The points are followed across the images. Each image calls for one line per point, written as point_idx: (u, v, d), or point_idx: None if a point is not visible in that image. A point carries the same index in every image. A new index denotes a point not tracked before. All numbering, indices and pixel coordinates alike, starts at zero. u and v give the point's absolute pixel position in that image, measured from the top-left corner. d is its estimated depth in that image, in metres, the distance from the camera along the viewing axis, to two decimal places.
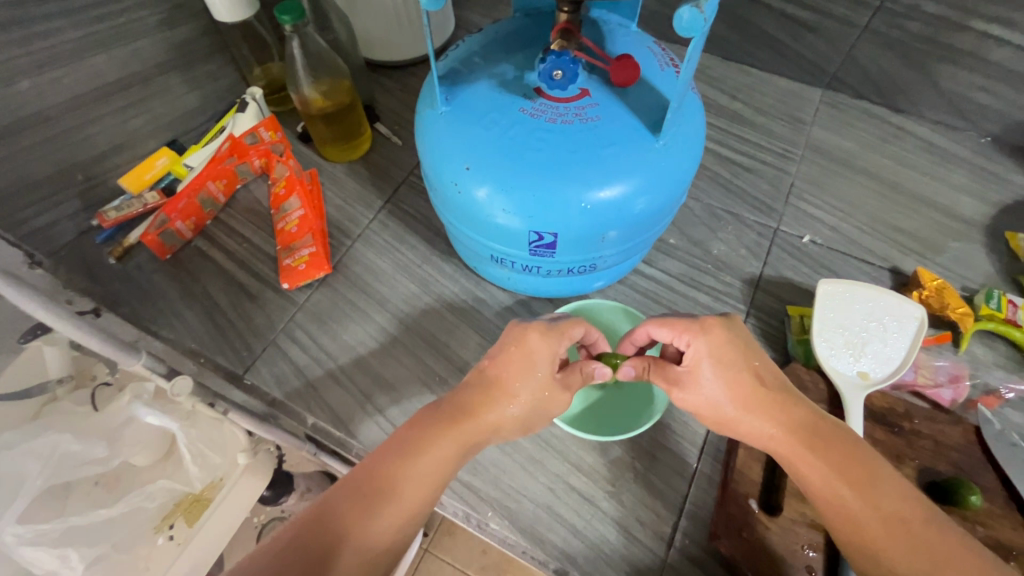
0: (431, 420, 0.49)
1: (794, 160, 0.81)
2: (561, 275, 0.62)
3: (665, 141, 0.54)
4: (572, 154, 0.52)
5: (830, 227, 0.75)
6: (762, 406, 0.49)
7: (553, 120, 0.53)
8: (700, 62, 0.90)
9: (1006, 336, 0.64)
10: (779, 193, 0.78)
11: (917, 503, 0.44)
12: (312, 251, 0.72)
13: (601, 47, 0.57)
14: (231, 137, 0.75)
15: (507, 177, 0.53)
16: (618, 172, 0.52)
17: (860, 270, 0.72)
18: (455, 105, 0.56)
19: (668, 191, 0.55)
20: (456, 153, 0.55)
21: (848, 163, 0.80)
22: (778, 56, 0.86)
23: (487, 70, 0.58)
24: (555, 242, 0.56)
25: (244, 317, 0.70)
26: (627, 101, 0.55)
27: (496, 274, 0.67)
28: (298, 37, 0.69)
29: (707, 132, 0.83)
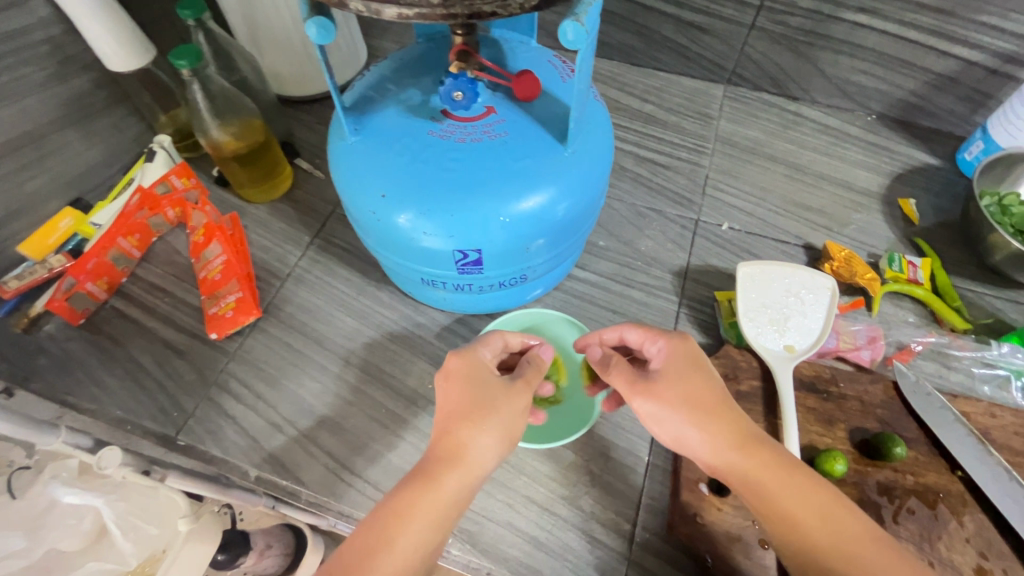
0: (406, 486, 0.43)
1: (707, 153, 0.85)
2: (494, 289, 0.62)
3: (573, 149, 0.55)
4: (484, 172, 0.53)
5: (746, 213, 0.79)
6: (712, 413, 0.45)
7: (461, 140, 0.54)
8: (609, 69, 0.94)
9: (912, 294, 0.70)
10: (699, 186, 0.82)
11: (863, 521, 0.40)
12: (238, 297, 0.69)
13: (502, 65, 0.59)
14: (139, 189, 0.71)
15: (425, 201, 0.53)
16: (533, 182, 0.53)
17: (777, 250, 0.76)
18: (364, 133, 0.56)
19: (584, 196, 0.56)
20: (371, 182, 0.54)
21: (755, 151, 0.85)
22: (680, 58, 0.91)
23: (395, 97, 0.58)
24: (481, 259, 0.56)
25: (172, 375, 0.67)
26: (533, 115, 0.56)
27: (431, 297, 0.67)
28: (197, 80, 0.67)
29: (624, 136, 0.86)
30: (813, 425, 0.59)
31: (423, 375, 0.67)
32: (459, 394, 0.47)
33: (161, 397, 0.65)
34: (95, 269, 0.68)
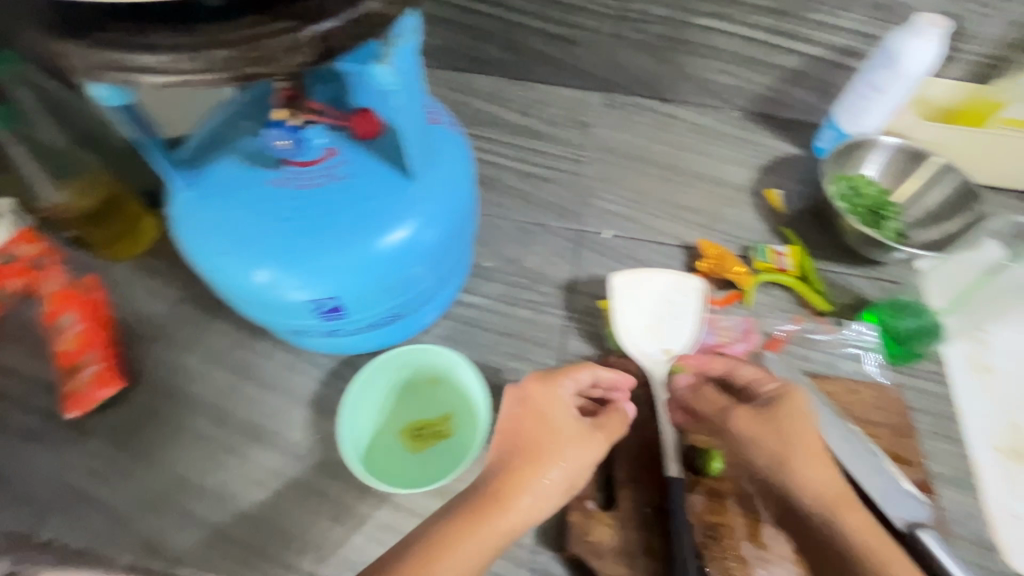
0: (457, 525, 0.47)
1: (586, 164, 0.87)
2: (367, 329, 0.64)
3: (416, 179, 0.56)
4: (326, 218, 0.54)
5: (626, 218, 0.82)
6: (584, 444, 0.54)
7: (301, 188, 0.55)
8: (489, 83, 0.93)
9: (779, 282, 0.76)
10: (579, 200, 0.83)
11: (842, 482, 0.52)
12: (97, 370, 0.69)
13: (342, 102, 0.59)
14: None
15: (274, 254, 0.54)
16: (378, 220, 0.54)
17: (658, 259, 0.79)
18: (200, 188, 0.56)
19: (438, 224, 0.57)
20: (213, 241, 0.55)
21: (637, 155, 0.87)
22: (557, 70, 0.90)
23: (227, 145, 0.57)
24: (339, 304, 0.58)
25: (30, 467, 0.67)
26: (373, 151, 0.57)
27: (313, 342, 0.68)
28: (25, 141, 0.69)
29: (507, 153, 0.87)
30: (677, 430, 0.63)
31: (303, 427, 0.70)
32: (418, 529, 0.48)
33: (49, 492, 0.66)
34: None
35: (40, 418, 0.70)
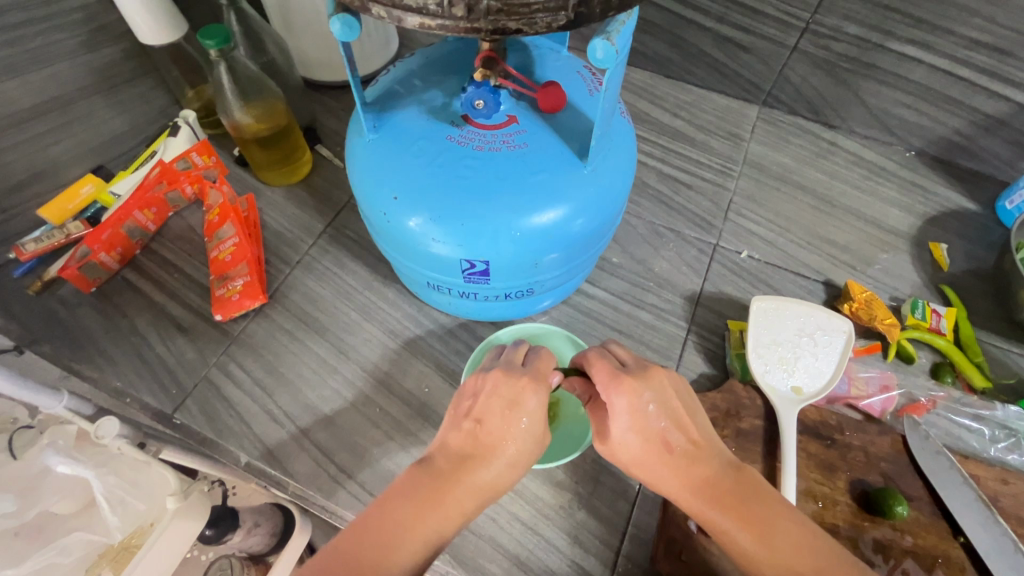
0: (482, 439, 0.43)
1: (903, 217, 0.72)
2: (498, 301, 0.56)
3: (594, 166, 0.49)
4: (500, 182, 0.47)
5: (969, 284, 0.66)
6: (665, 477, 0.43)
7: (480, 148, 0.48)
8: (811, 82, 0.76)
9: None
10: (884, 249, 0.69)
11: (796, 518, 0.40)
12: (246, 280, 0.62)
13: (529, 73, 0.51)
14: (159, 162, 0.65)
15: (437, 205, 0.47)
16: (552, 197, 0.48)
17: (1001, 337, 0.62)
18: (384, 132, 0.50)
19: (607, 209, 0.50)
20: (383, 181, 0.49)
21: (978, 219, 0.72)
22: (933, 66, 0.68)
23: (418, 95, 0.51)
24: (489, 270, 0.51)
25: (265, 397, 0.58)
26: (558, 128, 0.49)
27: (438, 301, 0.60)
28: (225, 62, 0.61)
29: (809, 182, 0.75)
30: None
31: (579, 429, 0.53)
32: (528, 396, 0.43)
33: (269, 414, 0.57)
34: (225, 263, 0.64)
35: (269, 333, 0.62)
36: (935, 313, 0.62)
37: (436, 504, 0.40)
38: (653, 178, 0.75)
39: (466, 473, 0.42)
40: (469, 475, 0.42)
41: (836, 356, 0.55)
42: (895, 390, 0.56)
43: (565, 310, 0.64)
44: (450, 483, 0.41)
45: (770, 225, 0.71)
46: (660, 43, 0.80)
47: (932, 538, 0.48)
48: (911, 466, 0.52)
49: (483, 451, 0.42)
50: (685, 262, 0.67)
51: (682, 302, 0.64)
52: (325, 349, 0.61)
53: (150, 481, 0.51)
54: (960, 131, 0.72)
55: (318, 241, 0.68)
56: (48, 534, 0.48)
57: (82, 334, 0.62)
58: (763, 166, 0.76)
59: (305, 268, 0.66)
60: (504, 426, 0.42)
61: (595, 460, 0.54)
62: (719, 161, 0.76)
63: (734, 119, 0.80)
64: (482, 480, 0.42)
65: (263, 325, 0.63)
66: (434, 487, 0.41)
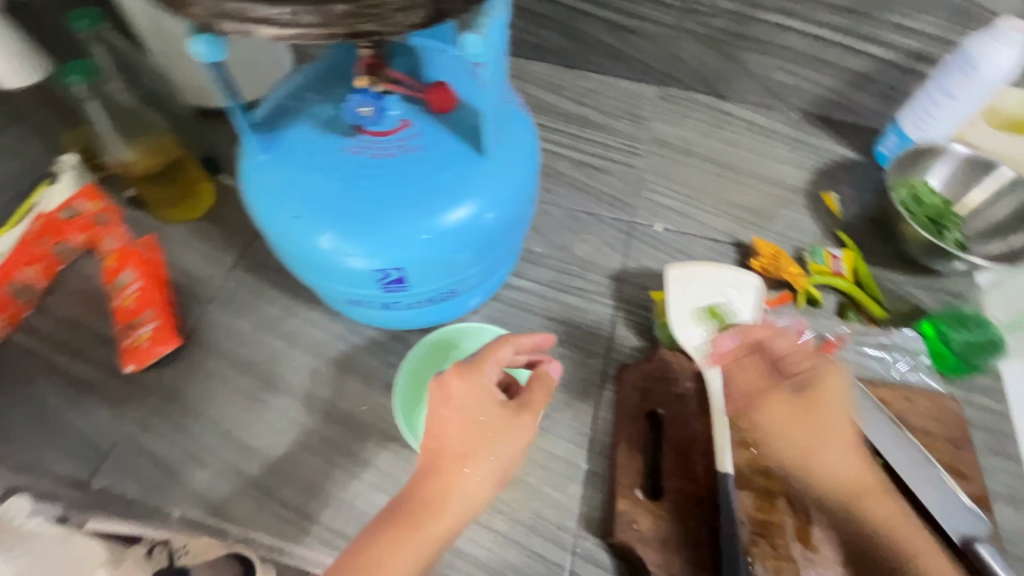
0: (454, 451, 0.42)
1: (798, 173, 0.77)
2: (423, 306, 0.56)
3: (493, 160, 0.49)
4: (401, 187, 0.47)
5: (859, 227, 0.72)
6: (817, 451, 0.47)
7: (376, 156, 0.47)
8: (697, 56, 0.79)
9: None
10: (784, 205, 0.74)
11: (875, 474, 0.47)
12: (154, 325, 0.59)
13: (416, 74, 0.51)
14: (40, 215, 0.60)
15: (343, 219, 0.47)
16: (454, 196, 0.48)
17: (891, 271, 0.68)
18: (275, 151, 0.49)
19: (511, 204, 0.51)
20: (282, 202, 0.48)
21: (861, 167, 0.78)
22: (799, 32, 0.72)
23: (306, 109, 0.50)
24: (406, 276, 0.50)
25: (191, 445, 0.55)
26: (452, 127, 0.49)
27: (363, 315, 0.59)
28: (97, 99, 0.58)
29: (710, 152, 0.79)
30: (957, 469, 0.53)
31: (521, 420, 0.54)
32: (458, 394, 0.43)
33: (199, 462, 0.54)
34: (129, 310, 0.60)
35: (190, 376, 0.59)
36: (834, 257, 0.66)
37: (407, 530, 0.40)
38: (566, 165, 0.76)
39: (445, 489, 0.41)
40: (447, 488, 0.41)
41: (751, 308, 0.58)
42: (807, 333, 0.61)
43: (496, 305, 0.65)
44: (427, 507, 0.41)
45: (680, 197, 0.74)
46: (555, 35, 0.82)
47: None
48: None
49: (443, 462, 0.42)
50: (605, 242, 0.69)
51: (606, 281, 0.66)
52: (253, 384, 0.59)
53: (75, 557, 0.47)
54: (835, 88, 0.78)
55: (232, 274, 0.65)
56: None
57: None
58: (666, 142, 0.79)
59: (220, 304, 0.63)
60: (467, 441, 0.42)
61: (541, 449, 0.55)
62: (626, 142, 0.79)
63: (635, 100, 0.83)
64: (458, 501, 0.41)
65: (182, 370, 0.59)
66: (410, 513, 0.40)
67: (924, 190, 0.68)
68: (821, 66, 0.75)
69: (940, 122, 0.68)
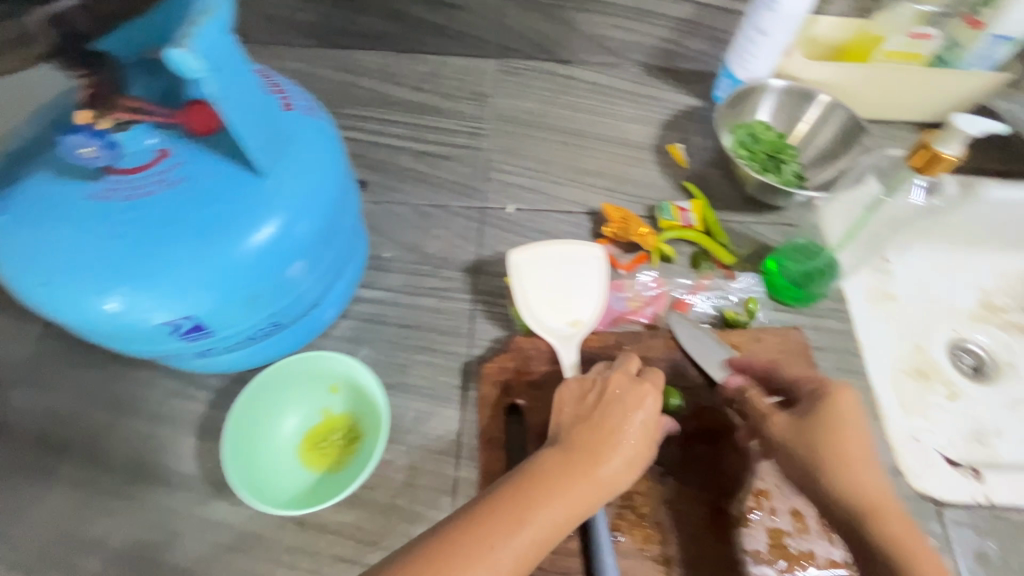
0: (563, 460, 0.42)
1: (644, 129, 0.77)
2: (248, 345, 0.51)
3: (275, 177, 0.44)
4: (168, 226, 0.42)
5: (705, 174, 0.73)
6: (855, 467, 0.40)
7: (131, 196, 0.42)
8: (526, 23, 0.77)
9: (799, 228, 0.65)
10: (633, 164, 0.74)
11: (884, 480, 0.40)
12: None
13: (170, 94, 0.45)
14: None
15: (111, 275, 0.41)
16: (233, 225, 0.43)
17: (738, 212, 0.69)
18: (12, 212, 0.42)
19: (308, 222, 0.46)
20: (32, 269, 0.41)
21: (703, 113, 0.79)
22: None
23: (43, 155, 0.43)
24: (205, 322, 0.45)
25: (13, 549, 0.49)
26: (220, 148, 0.44)
27: (189, 367, 0.53)
28: None
29: (556, 121, 0.77)
30: None
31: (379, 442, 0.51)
32: (634, 405, 0.45)
33: (24, 568, 0.48)
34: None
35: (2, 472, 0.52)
36: (682, 210, 0.66)
37: (520, 521, 0.38)
38: (409, 159, 0.72)
39: (587, 472, 0.41)
40: (579, 477, 0.41)
41: (598, 278, 0.58)
42: (663, 291, 0.62)
43: (348, 322, 0.61)
44: (554, 487, 0.40)
45: (530, 172, 0.72)
46: (376, 21, 0.76)
47: (710, 415, 0.53)
48: (683, 355, 0.56)
49: (578, 460, 0.42)
50: (457, 235, 0.66)
51: (461, 276, 0.63)
52: (79, 466, 0.53)
53: None
54: (664, 38, 0.77)
55: (39, 345, 0.58)
56: None
57: None
58: (512, 117, 0.77)
59: (29, 383, 0.56)
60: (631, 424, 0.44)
61: (407, 466, 0.53)
62: (469, 124, 0.76)
63: (475, 78, 0.80)
64: (553, 514, 0.39)
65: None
66: (555, 484, 0.40)
67: (760, 127, 0.70)
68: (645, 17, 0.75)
69: (759, 59, 0.68)
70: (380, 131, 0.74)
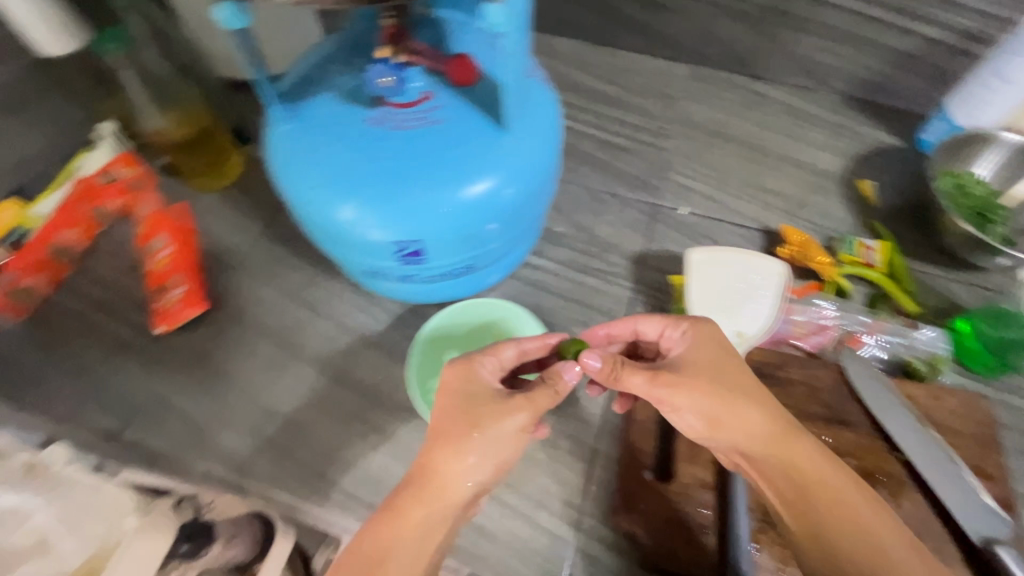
0: (433, 458, 0.39)
1: (833, 159, 0.74)
2: (440, 280, 0.56)
3: (514, 134, 0.49)
4: (422, 159, 0.47)
5: (896, 218, 0.69)
6: (789, 454, 0.41)
7: (398, 128, 0.47)
8: (733, 33, 0.76)
9: (867, 279, 0.63)
10: (816, 191, 0.71)
11: (818, 463, 0.40)
12: (185, 290, 0.61)
13: (441, 45, 0.51)
14: (80, 179, 0.63)
15: (364, 191, 0.47)
16: (474, 168, 0.48)
17: (927, 264, 0.65)
18: (300, 122, 0.49)
19: (529, 181, 0.50)
20: (306, 172, 0.48)
21: (902, 155, 0.74)
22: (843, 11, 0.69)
23: (331, 80, 0.50)
24: (424, 250, 0.50)
25: (218, 404, 0.58)
26: (475, 99, 0.49)
27: (382, 288, 0.60)
28: (132, 66, 0.59)
29: (741, 135, 0.76)
30: (982, 470, 0.51)
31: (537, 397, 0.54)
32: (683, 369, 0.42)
33: (224, 423, 0.57)
34: (160, 273, 0.62)
35: (216, 340, 0.61)
36: (867, 248, 0.64)
37: (399, 520, 0.38)
38: (591, 145, 0.75)
39: (422, 485, 0.39)
40: (438, 483, 0.38)
41: (774, 296, 0.57)
42: (833, 324, 0.59)
43: (514, 283, 0.65)
44: (413, 495, 0.38)
45: (707, 179, 0.72)
46: (585, 11, 0.80)
47: (872, 458, 0.51)
48: (849, 393, 0.54)
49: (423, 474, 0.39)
50: (627, 225, 0.68)
51: (626, 264, 0.65)
52: (276, 351, 0.61)
53: (103, 503, 0.49)
54: (879, 70, 0.74)
55: (257, 243, 0.67)
56: None
57: (20, 365, 0.60)
58: (696, 123, 0.77)
59: (246, 272, 0.65)
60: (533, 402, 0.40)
61: (552, 426, 0.55)
62: (654, 123, 0.77)
63: (666, 80, 0.81)
64: (412, 517, 0.38)
65: (209, 334, 0.62)
66: (414, 493, 0.38)
67: (969, 180, 0.64)
68: (866, 46, 0.72)
69: (993, 108, 0.63)
70: (567, 115, 0.78)
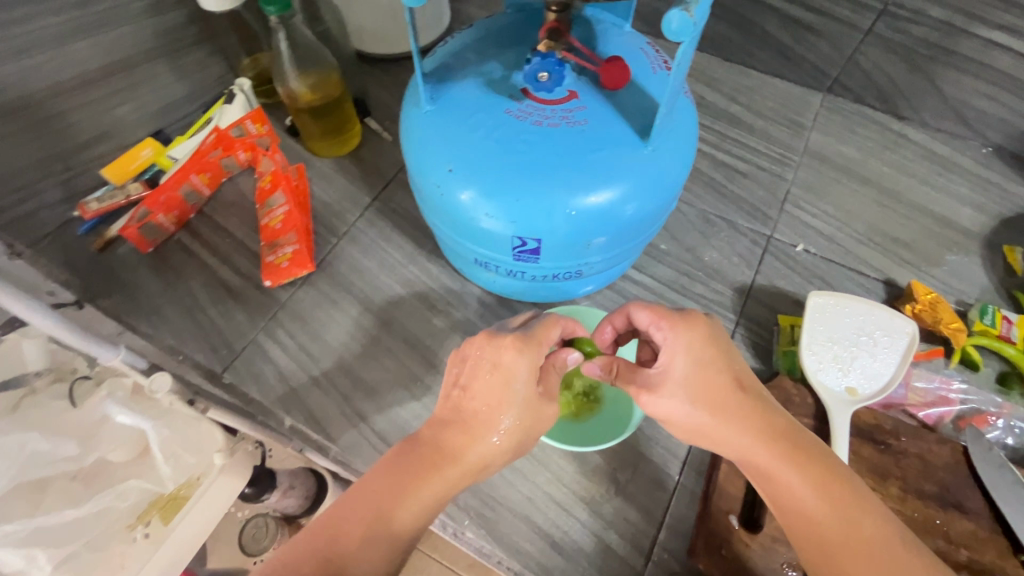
0: (456, 426, 0.40)
1: (976, 218, 0.68)
2: (544, 281, 0.55)
3: (655, 147, 0.47)
4: (559, 157, 0.46)
5: None
6: (771, 471, 0.39)
7: (540, 123, 0.47)
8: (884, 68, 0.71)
9: (999, 353, 0.56)
10: (951, 249, 0.65)
11: (806, 479, 0.37)
12: (296, 249, 0.63)
13: (592, 48, 0.50)
14: (216, 128, 0.66)
15: (491, 180, 0.46)
16: (608, 174, 0.46)
17: None
18: (440, 104, 0.49)
19: (660, 196, 0.48)
20: (439, 153, 0.48)
21: None
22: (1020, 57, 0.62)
23: (477, 67, 0.50)
24: (540, 249, 0.49)
25: (309, 363, 0.60)
26: (620, 106, 0.48)
27: (481, 279, 0.60)
28: (285, 29, 0.61)
29: (873, 176, 0.71)
30: None
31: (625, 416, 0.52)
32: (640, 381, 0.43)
33: (313, 381, 0.59)
34: (275, 230, 0.65)
35: (315, 301, 0.63)
36: (1007, 321, 0.58)
37: (414, 478, 0.39)
38: (707, 164, 0.72)
39: (447, 447, 0.40)
40: (457, 445, 0.40)
41: (898, 357, 0.53)
42: (958, 401, 0.54)
43: (610, 295, 0.63)
44: (429, 456, 0.40)
45: (830, 219, 0.68)
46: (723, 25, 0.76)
47: (990, 554, 0.46)
48: (970, 478, 0.49)
49: (447, 433, 0.40)
50: (737, 253, 0.65)
51: (731, 294, 0.62)
52: (369, 321, 0.62)
53: (200, 435, 0.53)
54: None
55: (365, 214, 0.69)
56: (102, 480, 0.48)
57: (138, 292, 0.64)
58: (825, 157, 0.72)
59: (351, 240, 0.67)
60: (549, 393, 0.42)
61: (635, 448, 0.53)
62: (779, 150, 0.73)
63: (797, 106, 0.76)
64: (437, 479, 0.39)
65: (310, 294, 0.64)
66: (431, 455, 0.40)
67: None
68: None
69: None
70: None
